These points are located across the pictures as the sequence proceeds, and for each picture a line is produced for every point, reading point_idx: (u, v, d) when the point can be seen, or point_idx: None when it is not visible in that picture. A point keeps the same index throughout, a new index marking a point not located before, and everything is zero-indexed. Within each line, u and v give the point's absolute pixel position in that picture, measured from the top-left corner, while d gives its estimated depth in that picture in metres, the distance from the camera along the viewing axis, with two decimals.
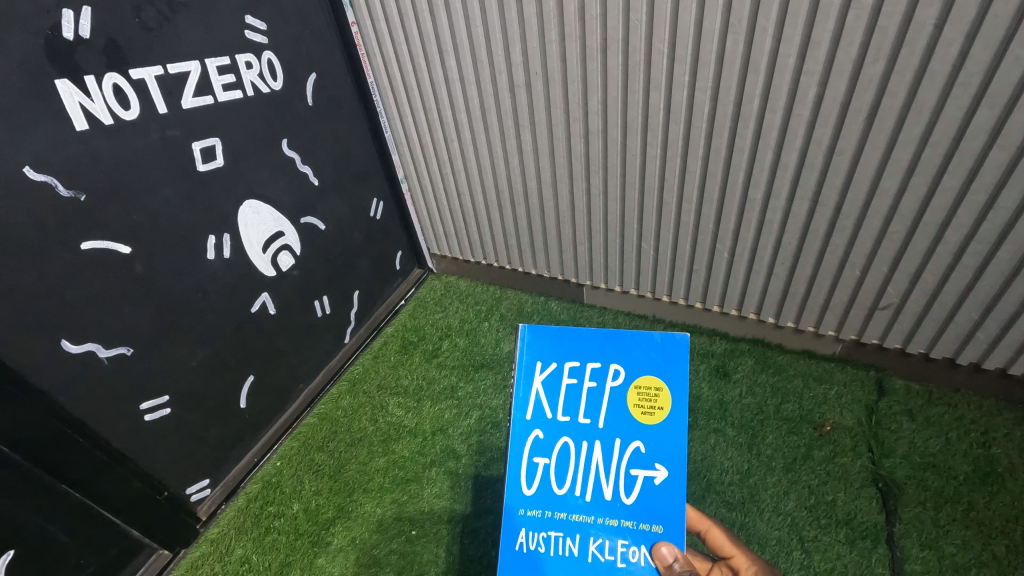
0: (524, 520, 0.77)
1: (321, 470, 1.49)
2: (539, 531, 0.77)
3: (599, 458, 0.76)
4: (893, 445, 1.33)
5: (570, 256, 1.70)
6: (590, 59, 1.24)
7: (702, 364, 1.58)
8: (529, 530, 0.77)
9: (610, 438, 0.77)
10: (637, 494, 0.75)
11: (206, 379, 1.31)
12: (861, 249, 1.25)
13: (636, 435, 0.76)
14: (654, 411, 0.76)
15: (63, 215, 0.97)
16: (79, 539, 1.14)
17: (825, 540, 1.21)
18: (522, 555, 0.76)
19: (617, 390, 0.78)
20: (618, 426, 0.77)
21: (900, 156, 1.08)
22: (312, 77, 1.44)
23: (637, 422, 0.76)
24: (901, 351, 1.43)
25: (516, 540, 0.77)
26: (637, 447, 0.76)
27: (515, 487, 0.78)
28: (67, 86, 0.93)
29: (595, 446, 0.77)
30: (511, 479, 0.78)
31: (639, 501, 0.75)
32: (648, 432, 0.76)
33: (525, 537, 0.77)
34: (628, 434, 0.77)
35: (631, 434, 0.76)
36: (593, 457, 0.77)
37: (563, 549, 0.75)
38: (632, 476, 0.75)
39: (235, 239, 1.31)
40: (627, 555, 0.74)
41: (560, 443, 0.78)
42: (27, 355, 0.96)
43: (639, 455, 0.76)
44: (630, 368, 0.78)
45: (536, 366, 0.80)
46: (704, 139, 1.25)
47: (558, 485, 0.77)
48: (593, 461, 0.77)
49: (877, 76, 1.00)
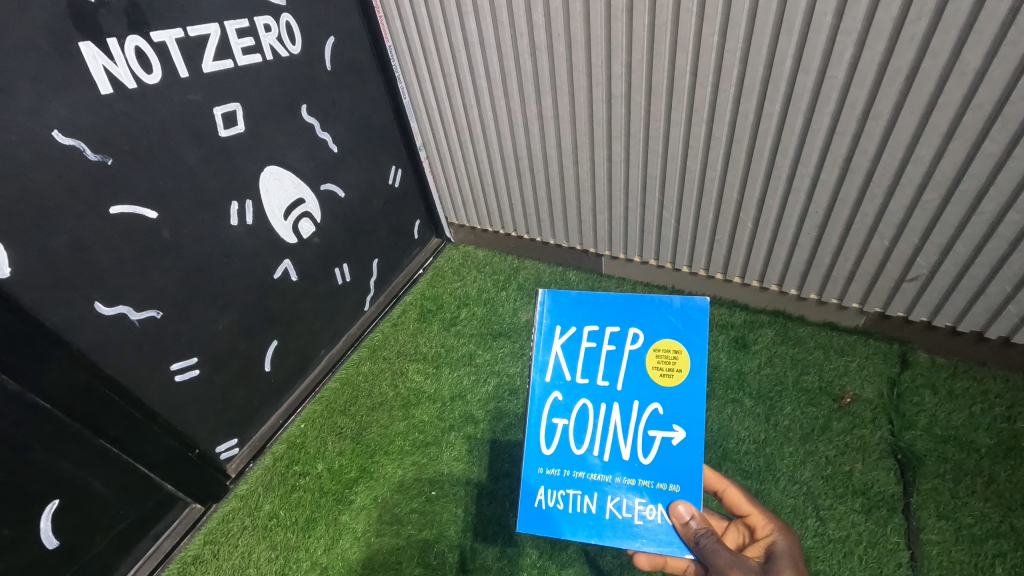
0: (543, 478, 0.79)
1: (344, 432, 1.53)
2: (557, 488, 0.78)
3: (618, 419, 0.77)
4: (914, 417, 1.32)
5: (589, 225, 1.68)
6: (614, 19, 1.20)
7: (721, 335, 1.58)
8: (548, 488, 0.78)
9: (629, 400, 0.77)
10: (655, 454, 0.76)
11: (232, 343, 1.34)
12: (892, 219, 1.22)
13: (654, 398, 0.77)
14: (673, 372, 0.76)
15: (92, 179, 0.99)
16: (118, 491, 1.19)
17: (840, 509, 1.21)
18: (541, 511, 0.78)
19: (636, 353, 0.78)
20: (637, 389, 0.77)
21: (939, 121, 1.03)
22: (331, 41, 1.43)
23: (656, 384, 0.77)
24: (927, 324, 1.40)
25: (535, 496, 0.78)
26: (656, 409, 0.76)
27: (534, 447, 0.80)
28: (90, 49, 0.94)
29: (613, 408, 0.78)
30: (531, 438, 0.80)
31: (656, 461, 0.76)
32: (667, 394, 0.76)
33: (544, 494, 0.78)
34: (646, 397, 0.77)
35: (649, 396, 0.77)
36: (611, 419, 0.78)
37: (581, 506, 0.77)
38: (650, 437, 0.76)
39: (258, 206, 1.32)
40: (644, 513, 0.75)
41: (579, 405, 0.79)
42: (63, 316, 1.00)
43: (658, 417, 0.76)
44: (649, 332, 0.78)
45: (555, 330, 0.81)
46: (732, 104, 1.21)
47: (577, 444, 0.79)
48: (611, 423, 0.78)
49: (920, 34, 0.95)
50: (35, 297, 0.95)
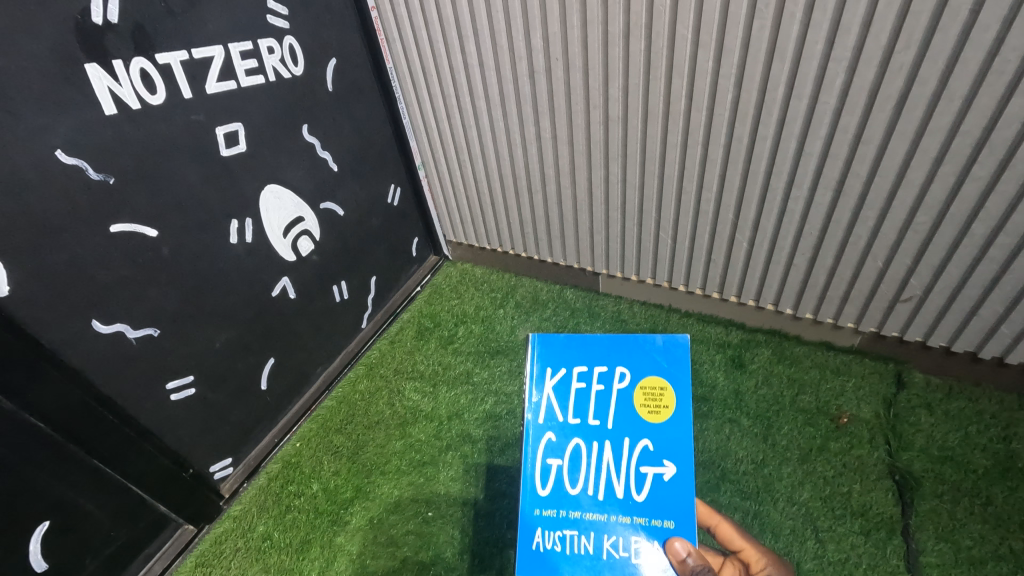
0: (539, 519, 0.78)
1: (339, 451, 1.52)
2: (554, 530, 0.77)
3: (609, 457, 0.78)
4: (911, 437, 1.33)
5: (586, 243, 1.70)
6: (612, 45, 1.22)
7: (718, 354, 1.59)
8: (545, 529, 0.77)
9: (620, 437, 0.78)
10: (648, 491, 0.76)
11: (229, 361, 1.34)
12: (885, 240, 1.24)
13: (644, 434, 0.78)
14: (660, 408, 0.78)
15: (94, 198, 0.99)
16: (110, 513, 1.17)
17: (839, 530, 1.21)
18: (539, 554, 0.77)
19: (624, 392, 0.80)
20: (627, 426, 0.78)
21: (928, 147, 1.06)
22: (332, 63, 1.45)
23: (644, 421, 0.78)
24: (921, 344, 1.41)
25: (532, 539, 0.77)
26: (646, 445, 0.77)
27: (529, 487, 0.80)
28: (96, 71, 0.95)
29: (606, 446, 0.78)
30: (526, 478, 0.79)
31: (650, 498, 0.75)
32: (655, 430, 0.77)
33: (541, 536, 0.77)
34: (636, 433, 0.78)
35: (639, 432, 0.78)
36: (604, 457, 0.78)
37: (577, 547, 0.76)
38: (641, 474, 0.76)
39: (257, 225, 1.33)
40: (642, 552, 0.74)
41: (572, 445, 0.79)
42: (60, 334, 0.99)
43: (648, 453, 0.77)
44: (635, 369, 0.79)
45: (546, 371, 0.81)
46: (727, 127, 1.24)
47: (571, 484, 0.78)
48: (604, 461, 0.78)
49: (908, 63, 0.98)
50: (33, 315, 0.95)
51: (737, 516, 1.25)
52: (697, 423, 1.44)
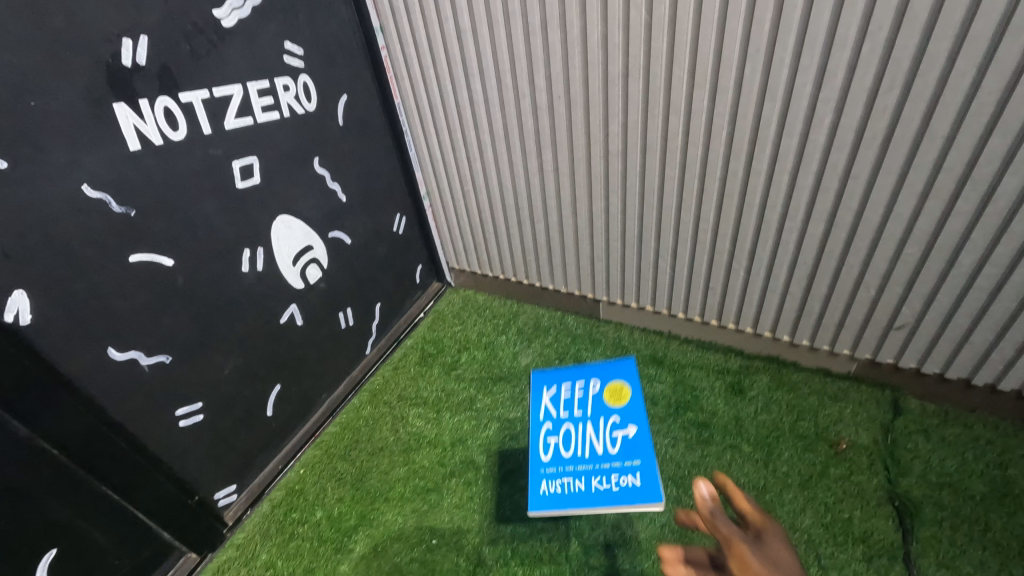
0: (545, 474, 1.04)
1: (343, 478, 1.52)
2: (556, 479, 1.03)
3: (591, 433, 1.09)
4: (909, 463, 1.35)
5: (587, 271, 1.74)
6: (612, 84, 1.29)
7: (717, 380, 1.61)
8: (549, 479, 1.03)
9: (596, 418, 1.11)
10: (619, 445, 1.05)
11: (236, 387, 1.36)
12: (876, 270, 1.28)
13: (613, 412, 1.11)
14: (620, 397, 1.13)
15: (115, 229, 1.03)
16: (116, 540, 1.17)
17: (841, 557, 1.21)
18: (547, 496, 1.00)
19: (597, 392, 1.15)
20: (600, 410, 1.12)
21: (914, 182, 1.11)
22: (343, 99, 1.52)
23: (612, 405, 1.12)
24: (916, 370, 1.44)
25: (541, 487, 1.02)
26: (615, 420, 1.09)
27: (536, 457, 1.07)
28: (123, 109, 1.00)
29: (587, 426, 1.10)
30: (533, 452, 1.08)
31: (622, 449, 1.05)
32: (622, 410, 1.11)
33: (547, 485, 1.02)
34: (608, 413, 1.11)
35: (609, 412, 1.11)
36: (589, 434, 1.09)
37: (574, 488, 1.00)
38: (614, 436, 1.07)
39: (268, 254, 1.37)
40: (620, 482, 0.99)
41: (564, 428, 1.11)
42: (77, 361, 1.01)
43: (616, 424, 1.09)
44: (602, 377, 1.17)
45: (543, 390, 1.19)
46: (722, 162, 1.29)
47: (566, 450, 1.07)
48: (589, 437, 1.08)
49: (892, 104, 1.04)
50: (52, 342, 0.97)
51: None
52: (698, 449, 1.45)
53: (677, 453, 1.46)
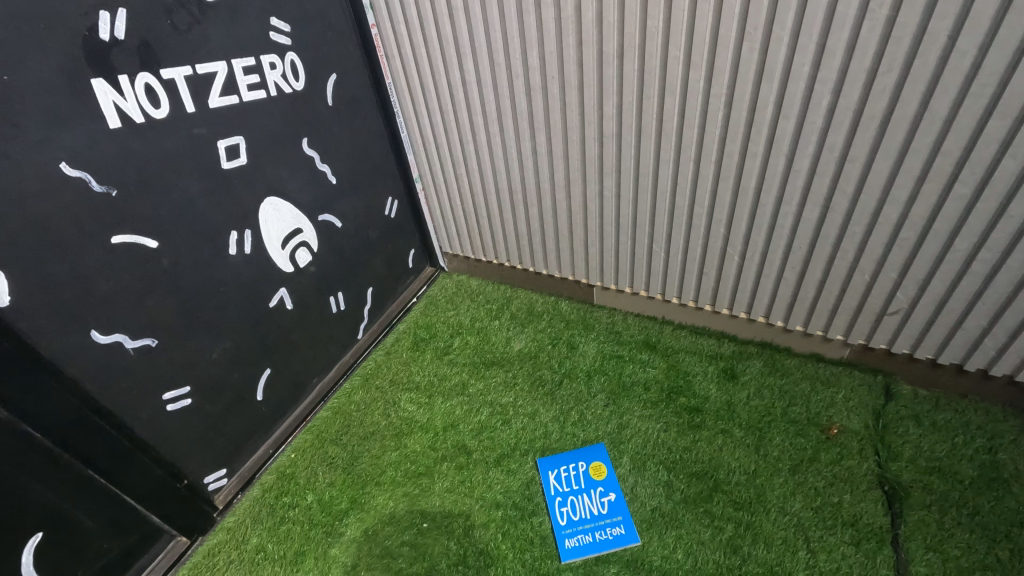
0: (568, 548, 1.26)
1: (335, 462, 1.51)
2: (574, 535, 1.28)
3: (589, 498, 1.34)
4: (899, 448, 1.35)
5: (580, 256, 1.73)
6: (606, 64, 1.26)
7: (710, 366, 1.61)
8: (570, 536, 1.27)
9: (579, 457, 1.43)
10: (609, 502, 1.33)
11: (225, 371, 1.34)
12: (871, 255, 1.27)
13: (599, 485, 1.37)
14: (599, 471, 1.40)
15: (96, 209, 1.00)
16: (104, 524, 1.17)
17: (831, 541, 1.21)
18: (574, 548, 1.25)
19: (584, 471, 1.40)
20: (582, 450, 1.45)
21: (911, 165, 1.09)
22: (332, 78, 1.48)
23: (598, 479, 1.38)
24: (908, 356, 1.44)
25: (567, 542, 1.26)
26: (610, 497, 1.34)
27: (555, 522, 1.31)
28: (102, 85, 0.97)
29: (585, 496, 1.35)
30: (551, 519, 1.32)
31: (612, 506, 1.32)
32: (606, 481, 1.37)
33: (571, 539, 1.27)
34: (587, 457, 1.43)
35: (588, 452, 1.44)
36: (588, 503, 1.33)
37: (588, 535, 1.27)
38: (604, 496, 1.34)
39: (256, 236, 1.34)
40: (614, 528, 1.28)
41: (558, 475, 1.40)
42: (59, 344, 0.99)
43: (604, 490, 1.36)
44: (586, 460, 1.43)
45: (549, 477, 1.40)
46: (717, 145, 1.27)
47: (575, 513, 1.32)
48: (590, 506, 1.33)
49: (891, 85, 1.02)
50: (33, 325, 0.95)
51: (729, 527, 1.25)
52: (690, 434, 1.45)
53: (669, 437, 1.45)
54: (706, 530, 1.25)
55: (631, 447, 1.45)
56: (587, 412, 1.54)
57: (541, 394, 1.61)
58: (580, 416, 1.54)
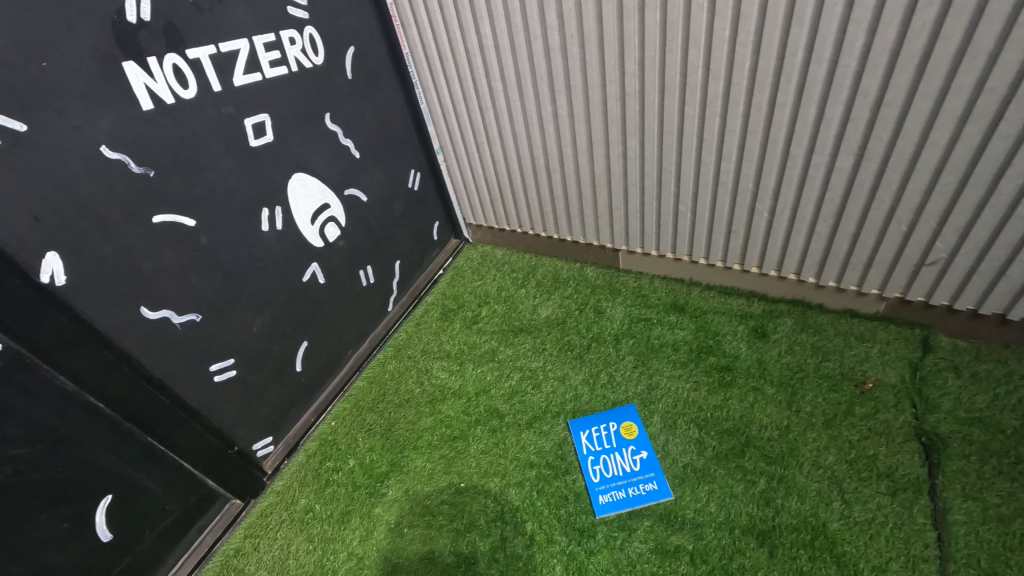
0: (602, 503, 1.29)
1: (373, 428, 1.57)
2: (607, 491, 1.31)
3: (620, 457, 1.37)
4: (938, 400, 1.33)
5: (605, 220, 1.72)
6: (626, 18, 1.23)
7: (740, 325, 1.60)
8: (603, 492, 1.31)
9: (610, 417, 1.46)
10: (640, 460, 1.36)
11: (265, 344, 1.40)
12: (908, 204, 1.23)
13: (630, 443, 1.39)
14: (629, 430, 1.42)
15: (136, 190, 1.04)
16: (165, 487, 1.25)
17: (865, 492, 1.21)
18: (607, 504, 1.29)
19: (615, 430, 1.43)
20: (612, 410, 1.47)
21: (952, 106, 1.05)
22: (350, 51, 1.48)
23: (629, 438, 1.40)
24: (947, 308, 1.41)
25: (601, 498, 1.30)
26: (641, 455, 1.37)
27: (588, 479, 1.34)
28: (133, 68, 0.99)
29: (617, 455, 1.37)
30: (584, 476, 1.36)
31: (643, 464, 1.35)
32: (637, 440, 1.40)
33: (604, 495, 1.30)
34: (617, 417, 1.45)
35: (619, 412, 1.46)
36: (620, 461, 1.36)
37: (621, 491, 1.30)
38: (635, 454, 1.37)
39: (286, 213, 1.38)
40: (646, 486, 1.30)
41: (590, 434, 1.43)
42: (112, 320, 1.05)
43: (635, 448, 1.38)
44: (616, 420, 1.45)
45: (581, 435, 1.44)
46: (745, 96, 1.24)
47: (607, 471, 1.35)
48: (621, 464, 1.35)
49: (930, 21, 0.97)
50: (88, 302, 1.01)
51: (762, 480, 1.27)
52: (720, 392, 1.46)
53: (700, 396, 1.46)
54: (739, 484, 1.27)
55: (662, 407, 1.46)
56: (617, 374, 1.56)
57: (570, 358, 1.63)
58: (609, 377, 1.56)
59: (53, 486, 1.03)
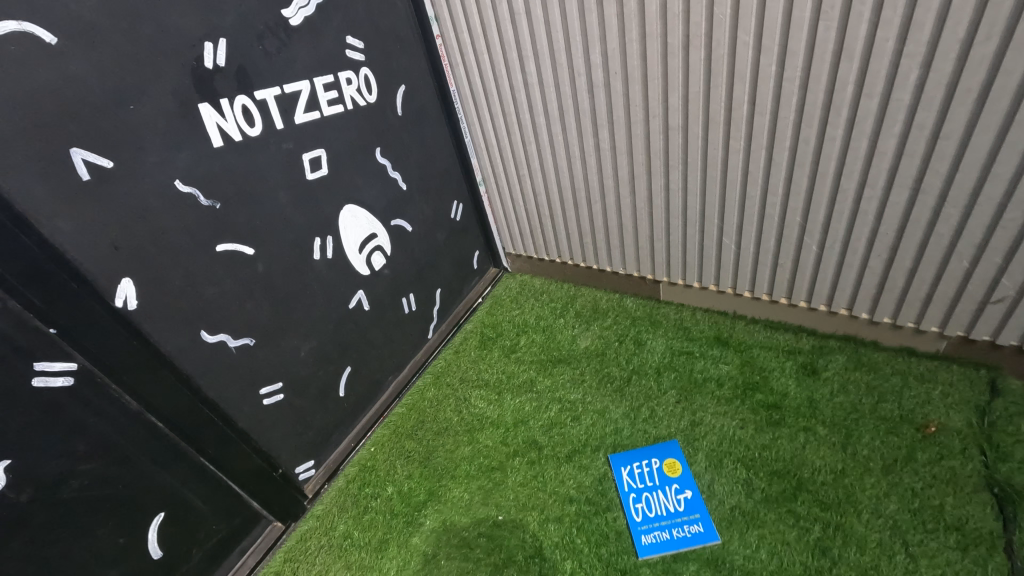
0: (645, 544, 1.25)
1: (411, 456, 1.58)
2: (650, 531, 1.27)
3: (663, 495, 1.33)
4: (1010, 448, 1.24)
5: (646, 251, 1.71)
6: (670, 55, 1.25)
7: (788, 362, 1.55)
8: (646, 532, 1.27)
9: (652, 453, 1.42)
10: (685, 500, 1.31)
11: (311, 369, 1.44)
12: (970, 239, 1.18)
13: (674, 481, 1.35)
14: (673, 468, 1.38)
15: (203, 220, 1.11)
16: (213, 507, 1.28)
17: (932, 545, 1.13)
18: (651, 544, 1.24)
19: (658, 467, 1.39)
20: (654, 446, 1.44)
21: (1016, 139, 1.01)
22: (401, 89, 1.56)
23: (673, 475, 1.36)
24: (1017, 349, 1.32)
25: (644, 538, 1.26)
26: (685, 495, 1.32)
27: (630, 518, 1.30)
28: (207, 109, 1.07)
29: (660, 493, 1.33)
30: (625, 514, 1.32)
31: (688, 504, 1.30)
32: (681, 478, 1.35)
33: (647, 535, 1.26)
34: (660, 453, 1.42)
35: (661, 449, 1.43)
36: (663, 500, 1.32)
37: (665, 532, 1.26)
38: (679, 493, 1.32)
39: (337, 242, 1.43)
40: (692, 527, 1.25)
41: (632, 471, 1.40)
42: (175, 343, 1.11)
43: (678, 486, 1.34)
44: (659, 456, 1.41)
45: (622, 471, 1.40)
46: (792, 130, 1.23)
47: (650, 510, 1.31)
48: (665, 504, 1.31)
49: (990, 54, 0.95)
50: (155, 325, 1.07)
51: (817, 528, 1.20)
52: (769, 431, 1.40)
53: (746, 435, 1.41)
54: (791, 530, 1.21)
55: (706, 444, 1.41)
56: (658, 409, 1.53)
57: (610, 391, 1.61)
58: (651, 412, 1.52)
59: (112, 501, 1.07)
